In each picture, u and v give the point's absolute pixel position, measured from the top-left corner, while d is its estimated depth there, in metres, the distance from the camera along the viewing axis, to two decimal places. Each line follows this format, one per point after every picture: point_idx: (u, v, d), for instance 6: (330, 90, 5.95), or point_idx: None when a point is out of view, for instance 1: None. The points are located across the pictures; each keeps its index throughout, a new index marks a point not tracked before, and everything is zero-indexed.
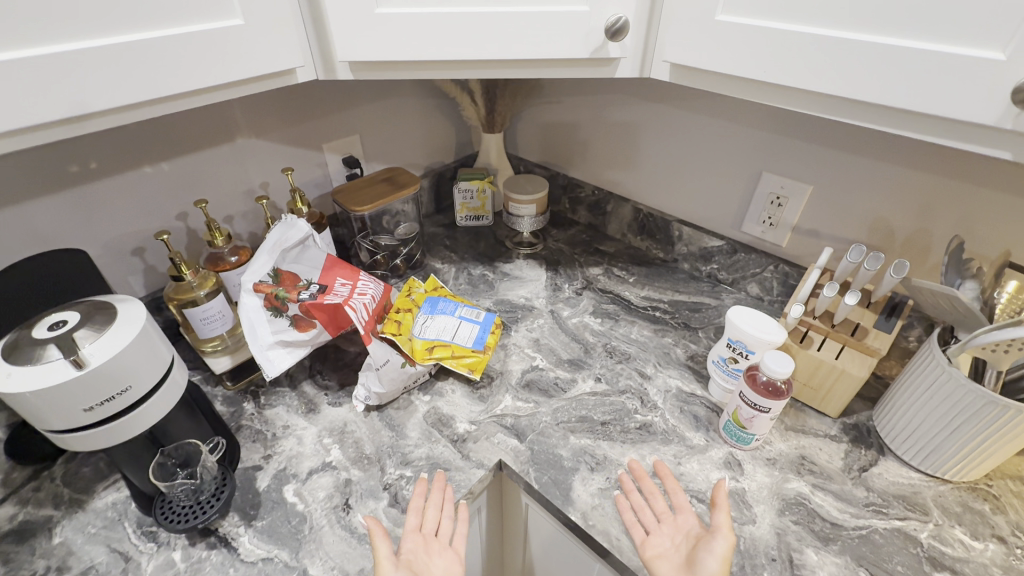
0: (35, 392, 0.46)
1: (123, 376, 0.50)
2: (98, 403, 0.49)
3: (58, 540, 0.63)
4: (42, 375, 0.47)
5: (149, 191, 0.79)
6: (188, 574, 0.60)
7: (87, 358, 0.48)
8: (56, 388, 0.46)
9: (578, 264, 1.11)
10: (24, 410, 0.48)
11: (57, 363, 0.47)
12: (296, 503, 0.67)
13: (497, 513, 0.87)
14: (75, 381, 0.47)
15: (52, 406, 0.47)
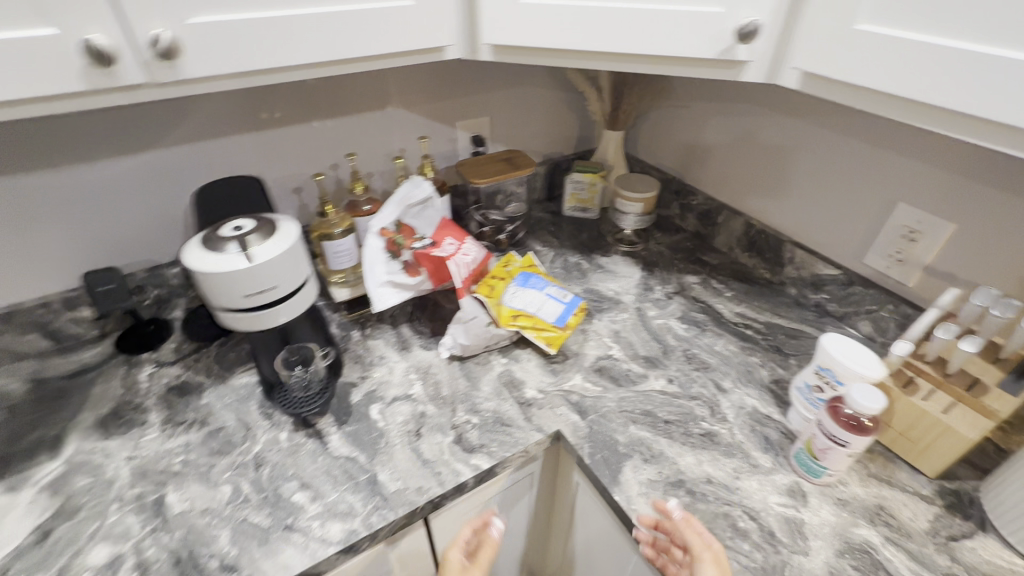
0: (210, 274, 0.60)
1: (270, 277, 0.63)
2: (248, 294, 0.62)
3: (204, 401, 0.80)
4: (217, 263, 0.60)
5: (315, 141, 0.95)
6: (289, 452, 0.73)
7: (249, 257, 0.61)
8: (223, 274, 0.60)
9: (675, 270, 1.10)
10: (202, 286, 0.63)
11: (229, 256, 0.61)
12: (378, 420, 0.78)
13: (550, 483, 0.92)
14: (239, 273, 0.60)
15: (219, 287, 0.61)
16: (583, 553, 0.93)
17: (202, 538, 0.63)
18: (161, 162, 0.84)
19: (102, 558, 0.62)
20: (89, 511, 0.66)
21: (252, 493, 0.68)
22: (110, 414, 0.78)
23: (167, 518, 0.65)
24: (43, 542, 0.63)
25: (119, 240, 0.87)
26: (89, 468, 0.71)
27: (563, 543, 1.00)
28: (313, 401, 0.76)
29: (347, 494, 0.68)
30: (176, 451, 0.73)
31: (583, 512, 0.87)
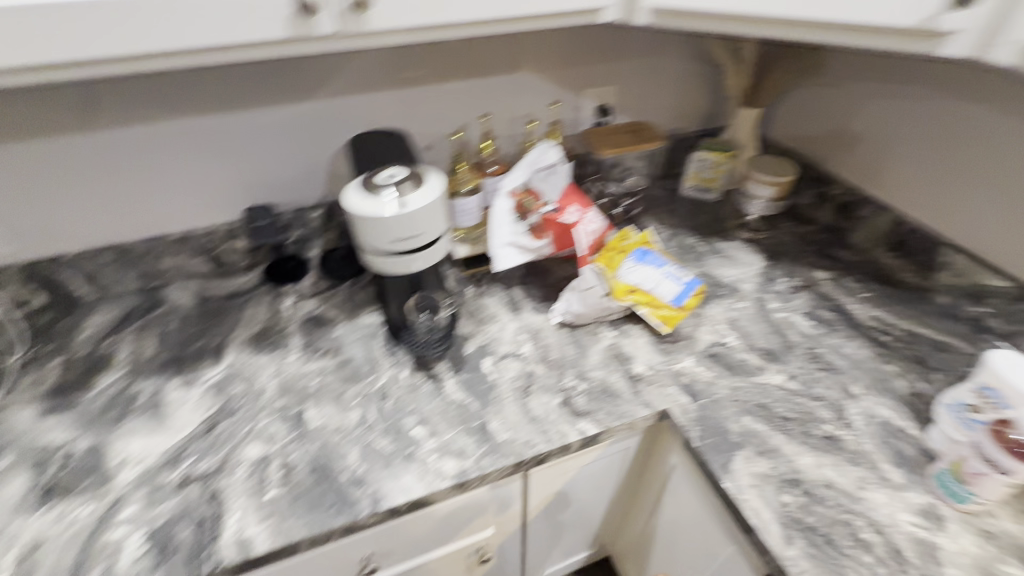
0: (359, 217, 0.66)
1: (408, 228, 0.66)
2: (388, 240, 0.67)
3: (336, 333, 0.89)
4: (370, 209, 0.65)
5: (450, 101, 0.98)
6: (409, 389, 0.79)
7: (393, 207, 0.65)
8: (369, 219, 0.65)
9: (803, 263, 1.02)
10: (353, 226, 0.69)
11: (376, 202, 0.65)
12: (490, 372, 0.82)
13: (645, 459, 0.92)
14: (388, 221, 0.65)
15: (365, 230, 0.67)
16: (670, 532, 0.93)
17: (335, 452, 0.71)
18: (315, 112, 0.91)
19: (255, 454, 0.71)
20: (244, 413, 0.76)
21: (377, 421, 0.75)
22: (260, 334, 0.89)
23: (306, 430, 0.74)
24: (210, 433, 0.73)
25: (275, 181, 0.97)
26: (243, 378, 0.81)
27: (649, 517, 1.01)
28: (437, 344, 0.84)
29: (461, 436, 0.73)
30: (313, 374, 0.82)
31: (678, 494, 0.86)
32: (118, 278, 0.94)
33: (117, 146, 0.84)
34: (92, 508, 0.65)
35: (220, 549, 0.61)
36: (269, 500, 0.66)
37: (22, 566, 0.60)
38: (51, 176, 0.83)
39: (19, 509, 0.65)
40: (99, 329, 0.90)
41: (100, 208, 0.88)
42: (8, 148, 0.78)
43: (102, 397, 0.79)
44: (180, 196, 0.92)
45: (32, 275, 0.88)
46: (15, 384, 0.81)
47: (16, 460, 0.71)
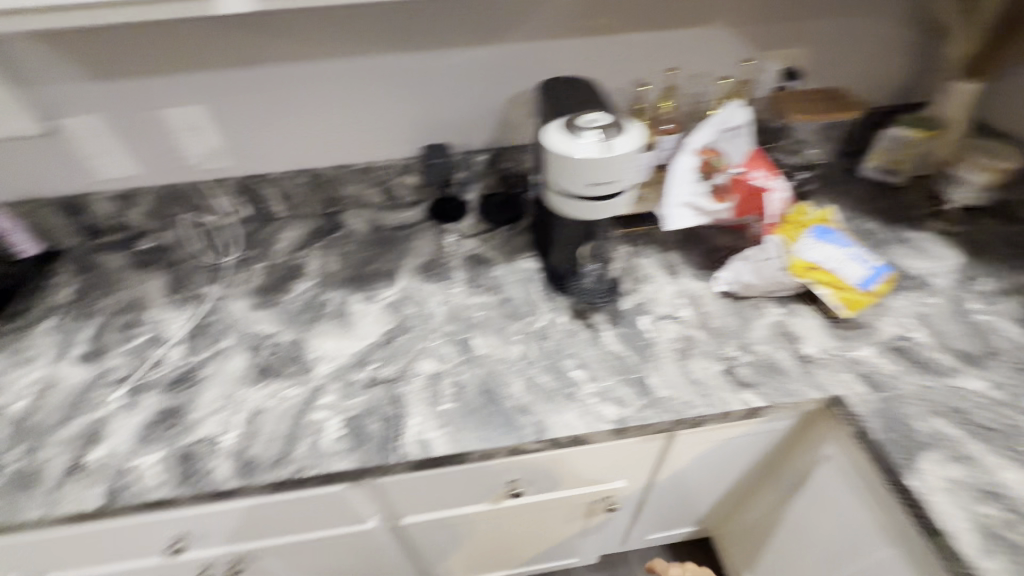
0: (554, 154, 0.68)
1: (596, 175, 0.67)
2: (575, 182, 0.69)
3: (495, 273, 0.93)
4: (571, 147, 0.67)
5: (634, 53, 0.95)
6: (567, 334, 0.82)
7: (588, 151, 0.66)
8: (563, 159, 0.67)
9: (1013, 265, 0.89)
10: (546, 161, 0.71)
11: (574, 143, 0.67)
12: (648, 330, 0.81)
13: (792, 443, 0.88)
14: (585, 161, 0.66)
15: (557, 168, 0.69)
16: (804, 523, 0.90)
17: (501, 380, 0.75)
18: (500, 57, 0.92)
19: (429, 369, 0.77)
20: (417, 332, 0.83)
21: (539, 358, 0.78)
22: (427, 265, 0.95)
23: (473, 356, 0.79)
24: (390, 345, 0.81)
25: (452, 122, 1.01)
26: (415, 302, 0.88)
27: (779, 506, 0.97)
28: (601, 295, 0.84)
29: (620, 385, 0.74)
30: (476, 307, 0.87)
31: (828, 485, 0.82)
32: (308, 199, 1.05)
33: (325, 77, 0.90)
34: (297, 391, 0.75)
35: (404, 445, 0.68)
36: (444, 411, 0.72)
37: (248, 428, 0.71)
38: (270, 100, 0.92)
39: (241, 381, 0.77)
40: (292, 242, 1.01)
41: (302, 134, 0.97)
42: (241, 72, 0.87)
43: (298, 300, 0.89)
44: (367, 130, 0.98)
45: (243, 187, 1.01)
46: (230, 279, 0.94)
47: (235, 341, 0.83)
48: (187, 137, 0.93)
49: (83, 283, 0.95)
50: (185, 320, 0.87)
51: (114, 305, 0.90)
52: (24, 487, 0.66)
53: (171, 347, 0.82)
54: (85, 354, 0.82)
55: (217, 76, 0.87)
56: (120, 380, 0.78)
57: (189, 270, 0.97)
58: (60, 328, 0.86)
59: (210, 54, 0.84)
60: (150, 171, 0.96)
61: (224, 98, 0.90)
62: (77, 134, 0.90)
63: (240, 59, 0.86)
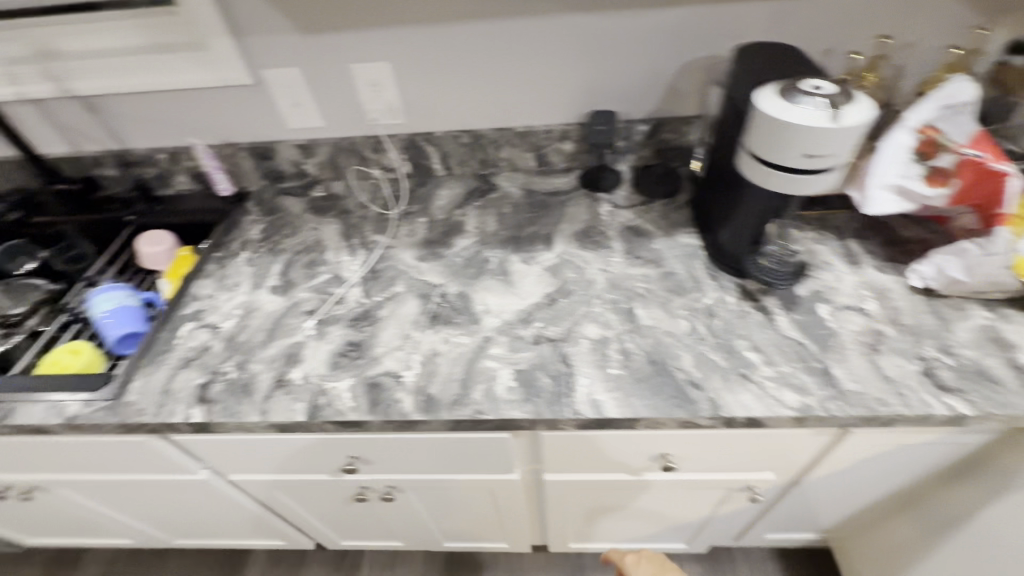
0: (761, 115, 0.65)
1: (801, 145, 0.63)
2: (775, 148, 0.65)
3: (655, 246, 0.91)
4: (788, 113, 0.62)
5: (834, 20, 0.87)
6: (738, 314, 0.78)
7: (800, 118, 0.62)
8: (769, 121, 0.64)
9: None
10: (749, 121, 0.69)
11: (787, 108, 0.63)
12: (828, 320, 0.76)
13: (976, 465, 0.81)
14: (797, 128, 0.62)
15: (759, 130, 0.66)
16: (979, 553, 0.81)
17: (669, 352, 0.74)
18: (684, 20, 0.89)
19: (595, 334, 0.78)
20: (579, 297, 0.83)
21: (708, 335, 0.76)
22: (583, 232, 0.95)
23: (639, 325, 0.78)
24: (553, 306, 0.82)
25: (618, 89, 0.99)
26: (574, 266, 0.88)
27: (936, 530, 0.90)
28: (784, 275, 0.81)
29: (800, 372, 0.71)
30: (637, 277, 0.86)
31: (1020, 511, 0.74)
32: (466, 159, 1.08)
33: (506, 37, 0.93)
34: (468, 339, 0.79)
35: (575, 403, 0.70)
36: (613, 375, 0.72)
37: (426, 367, 0.75)
38: (451, 59, 0.95)
39: (415, 324, 0.82)
40: (449, 200, 1.05)
41: (473, 94, 1.00)
42: (431, 30, 0.91)
43: (461, 255, 0.93)
44: (535, 93, 1.00)
45: (410, 144, 1.06)
46: (395, 230, 1.00)
47: (407, 287, 0.88)
48: (371, 93, 0.99)
49: (268, 223, 1.05)
50: (359, 263, 0.94)
51: (297, 245, 0.99)
52: (241, 393, 0.75)
53: (350, 287, 0.89)
54: (277, 285, 0.91)
55: (409, 34, 0.92)
56: (309, 312, 0.86)
57: (358, 218, 1.04)
58: (254, 261, 0.96)
59: (407, 12, 0.89)
60: (332, 124, 1.04)
61: (410, 56, 0.95)
62: (278, 86, 0.98)
63: (432, 17, 0.90)
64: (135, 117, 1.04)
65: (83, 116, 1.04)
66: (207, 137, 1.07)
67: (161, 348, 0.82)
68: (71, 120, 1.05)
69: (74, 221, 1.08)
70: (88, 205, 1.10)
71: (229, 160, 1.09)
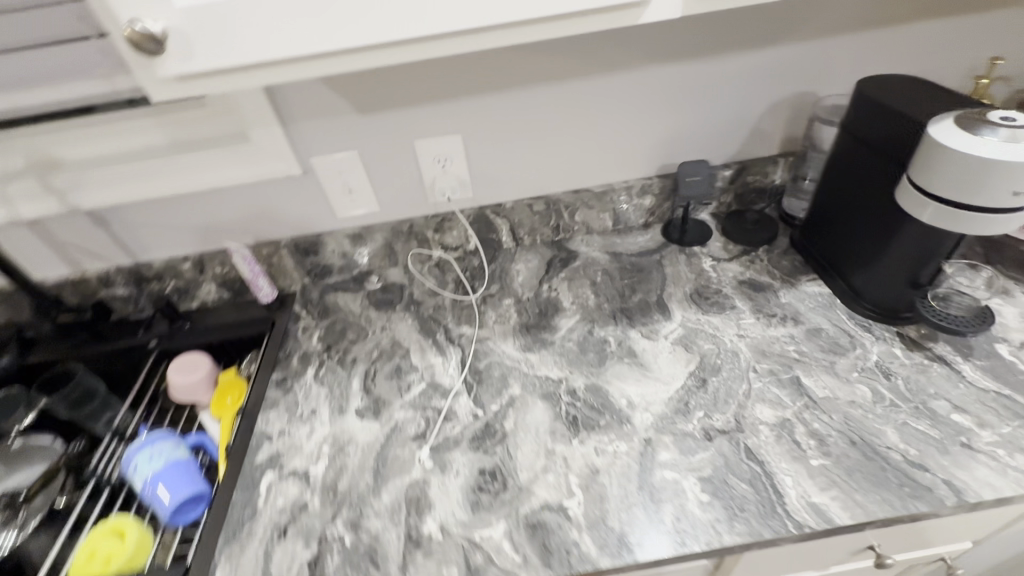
0: (942, 150, 0.59)
1: (996, 181, 0.56)
2: (960, 185, 0.59)
3: (785, 300, 0.82)
4: (980, 147, 0.57)
5: (920, 47, 0.84)
6: (916, 369, 0.70)
7: (998, 152, 0.56)
8: (956, 156, 0.58)
9: None
10: (919, 157, 0.63)
11: (978, 142, 0.57)
12: (1016, 362, 0.69)
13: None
14: (993, 163, 0.56)
15: (937, 166, 0.60)
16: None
17: (868, 427, 0.64)
18: (773, 60, 0.84)
19: (771, 417, 0.67)
20: (730, 372, 0.73)
21: (899, 400, 0.67)
22: (696, 293, 0.85)
23: (816, 399, 0.68)
24: (706, 388, 0.71)
25: (700, 136, 0.92)
26: (706, 335, 0.78)
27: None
28: (953, 320, 0.70)
29: (1023, 432, 0.62)
30: (783, 340, 0.76)
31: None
32: (538, 227, 0.97)
33: (585, 93, 0.85)
34: (627, 446, 0.66)
35: (794, 512, 0.58)
36: (819, 468, 0.61)
37: (591, 491, 0.62)
38: (526, 123, 0.86)
39: (555, 435, 0.68)
40: (531, 275, 0.93)
41: (548, 157, 0.91)
42: (506, 94, 0.83)
43: (571, 338, 0.81)
44: (613, 149, 0.92)
45: (477, 218, 0.95)
46: (483, 318, 0.87)
47: (524, 388, 0.75)
48: (437, 169, 0.88)
49: (325, 328, 0.90)
50: (455, 365, 0.80)
51: (371, 351, 0.84)
52: (368, 564, 0.59)
53: (456, 397, 0.75)
54: (365, 407, 0.76)
55: (482, 100, 0.82)
56: (416, 436, 0.71)
57: (432, 310, 0.90)
58: (324, 378, 0.81)
59: (482, 77, 0.80)
60: (390, 206, 0.92)
61: (481, 124, 0.85)
62: (330, 173, 0.86)
63: (508, 80, 0.81)
64: (154, 227, 0.89)
65: (90, 231, 0.88)
66: (242, 238, 0.92)
67: (242, 514, 0.65)
68: (75, 236, 0.88)
69: (82, 356, 0.89)
70: (99, 333, 0.92)
71: (268, 260, 0.94)
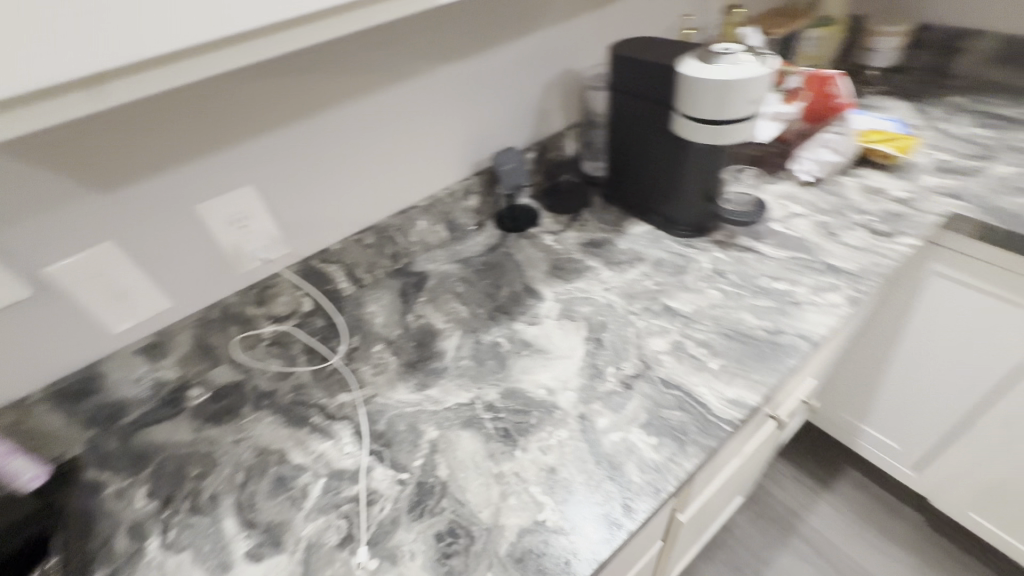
0: (697, 80, 0.70)
1: (741, 94, 0.69)
2: (719, 104, 0.70)
3: (623, 247, 0.90)
4: (721, 71, 0.69)
5: (629, 19, 1.03)
6: (736, 261, 0.84)
7: (733, 72, 0.69)
8: (709, 82, 0.69)
9: (937, 96, 1.19)
10: (682, 92, 0.74)
11: (718, 67, 0.69)
12: (788, 231, 0.88)
13: (925, 281, 0.99)
14: (735, 81, 0.68)
15: (698, 94, 0.71)
16: (969, 357, 1.00)
17: (732, 320, 0.74)
18: (535, 46, 0.92)
19: (665, 345, 0.72)
20: (615, 323, 0.77)
21: (739, 290, 0.79)
22: (554, 267, 0.88)
23: (687, 315, 0.76)
24: (604, 345, 0.74)
25: (498, 127, 0.95)
26: (581, 300, 0.81)
27: (911, 356, 1.09)
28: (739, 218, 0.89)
29: (819, 277, 0.79)
30: (640, 278, 0.84)
31: (993, 309, 0.92)
32: (376, 261, 0.89)
33: (376, 111, 0.78)
34: (568, 431, 0.64)
35: (723, 414, 0.63)
36: (720, 368, 0.68)
37: (558, 493, 0.58)
38: (323, 157, 0.76)
39: (496, 457, 0.62)
40: (390, 312, 0.85)
41: (359, 187, 0.82)
42: (289, 131, 0.71)
43: (463, 356, 0.76)
44: (423, 160, 0.88)
45: (306, 273, 0.82)
46: (359, 376, 0.75)
47: (441, 427, 0.66)
48: (238, 231, 0.72)
49: (151, 479, 0.66)
50: (351, 440, 0.67)
51: (234, 476, 0.65)
52: None
53: (370, 474, 0.63)
54: (257, 544, 0.58)
55: (263, 144, 0.69)
56: (341, 543, 0.57)
57: (292, 394, 0.75)
58: (180, 541, 0.59)
59: (252, 118, 0.67)
60: (186, 297, 0.72)
61: (271, 171, 0.72)
62: (85, 282, 0.63)
63: (286, 115, 0.70)
64: None
65: None
66: None
67: None
68: None
69: None
70: None
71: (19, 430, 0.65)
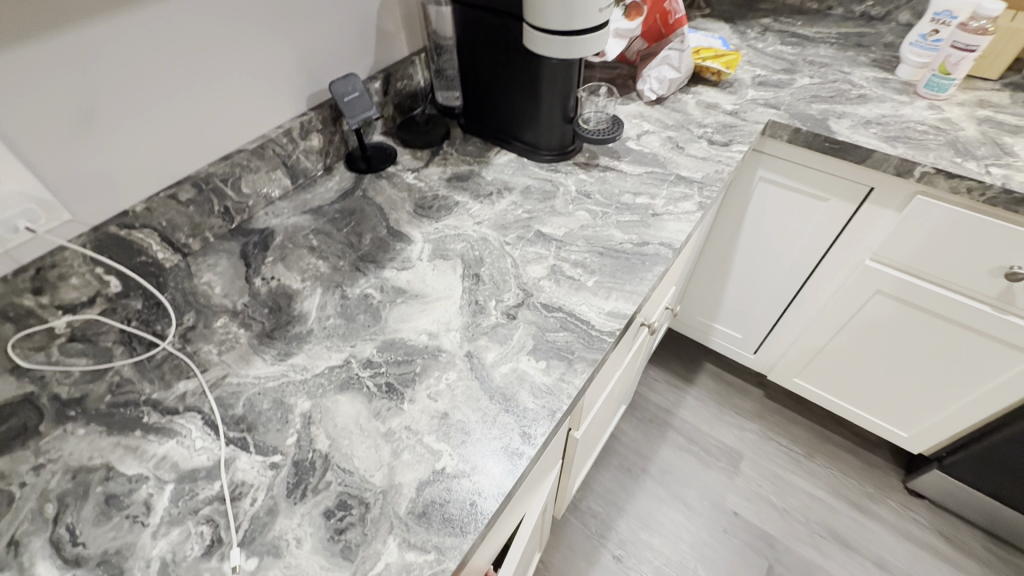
0: None
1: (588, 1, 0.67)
2: (567, 13, 0.67)
3: (490, 177, 0.86)
4: None
5: None
6: (599, 180, 0.85)
7: None
8: None
9: (750, 18, 1.30)
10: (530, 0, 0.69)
11: None
12: (641, 147, 0.91)
13: (754, 188, 1.13)
14: None
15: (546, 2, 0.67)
16: (788, 247, 1.17)
17: (602, 237, 0.75)
18: None
19: (543, 270, 0.71)
20: (492, 256, 0.73)
21: (605, 208, 0.80)
22: (419, 207, 0.81)
23: (561, 239, 0.75)
24: (482, 279, 0.70)
25: (333, 52, 0.82)
26: (453, 237, 0.76)
27: (746, 253, 1.25)
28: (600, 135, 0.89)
29: (673, 187, 0.83)
30: (510, 208, 0.81)
31: (803, 203, 1.08)
32: (202, 221, 0.73)
33: (182, 21, 0.63)
34: (456, 371, 0.60)
35: (604, 327, 0.65)
36: (596, 285, 0.69)
37: (454, 436, 0.55)
38: (113, 78, 0.59)
39: (381, 415, 0.57)
40: (230, 280, 0.71)
41: (162, 124, 0.66)
42: (54, 38, 0.53)
43: (329, 315, 0.67)
44: (251, 90, 0.74)
45: (102, 244, 0.64)
46: (201, 359, 0.63)
47: (313, 396, 0.58)
48: None
49: None
50: (201, 434, 0.56)
51: (40, 510, 0.50)
52: None
53: (232, 466, 0.53)
54: None
55: (15, 54, 0.51)
56: (207, 552, 0.47)
57: (110, 396, 0.59)
58: None
59: None
60: None
61: (33, 95, 0.54)
62: None
63: (47, 15, 0.52)
64: None
65: None
66: None
67: None
68: None
69: None
70: None
71: None
